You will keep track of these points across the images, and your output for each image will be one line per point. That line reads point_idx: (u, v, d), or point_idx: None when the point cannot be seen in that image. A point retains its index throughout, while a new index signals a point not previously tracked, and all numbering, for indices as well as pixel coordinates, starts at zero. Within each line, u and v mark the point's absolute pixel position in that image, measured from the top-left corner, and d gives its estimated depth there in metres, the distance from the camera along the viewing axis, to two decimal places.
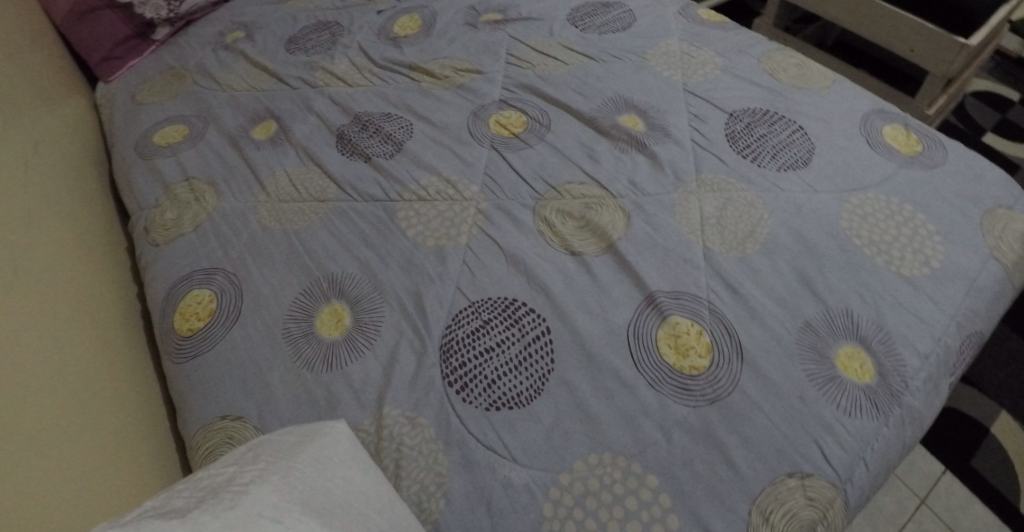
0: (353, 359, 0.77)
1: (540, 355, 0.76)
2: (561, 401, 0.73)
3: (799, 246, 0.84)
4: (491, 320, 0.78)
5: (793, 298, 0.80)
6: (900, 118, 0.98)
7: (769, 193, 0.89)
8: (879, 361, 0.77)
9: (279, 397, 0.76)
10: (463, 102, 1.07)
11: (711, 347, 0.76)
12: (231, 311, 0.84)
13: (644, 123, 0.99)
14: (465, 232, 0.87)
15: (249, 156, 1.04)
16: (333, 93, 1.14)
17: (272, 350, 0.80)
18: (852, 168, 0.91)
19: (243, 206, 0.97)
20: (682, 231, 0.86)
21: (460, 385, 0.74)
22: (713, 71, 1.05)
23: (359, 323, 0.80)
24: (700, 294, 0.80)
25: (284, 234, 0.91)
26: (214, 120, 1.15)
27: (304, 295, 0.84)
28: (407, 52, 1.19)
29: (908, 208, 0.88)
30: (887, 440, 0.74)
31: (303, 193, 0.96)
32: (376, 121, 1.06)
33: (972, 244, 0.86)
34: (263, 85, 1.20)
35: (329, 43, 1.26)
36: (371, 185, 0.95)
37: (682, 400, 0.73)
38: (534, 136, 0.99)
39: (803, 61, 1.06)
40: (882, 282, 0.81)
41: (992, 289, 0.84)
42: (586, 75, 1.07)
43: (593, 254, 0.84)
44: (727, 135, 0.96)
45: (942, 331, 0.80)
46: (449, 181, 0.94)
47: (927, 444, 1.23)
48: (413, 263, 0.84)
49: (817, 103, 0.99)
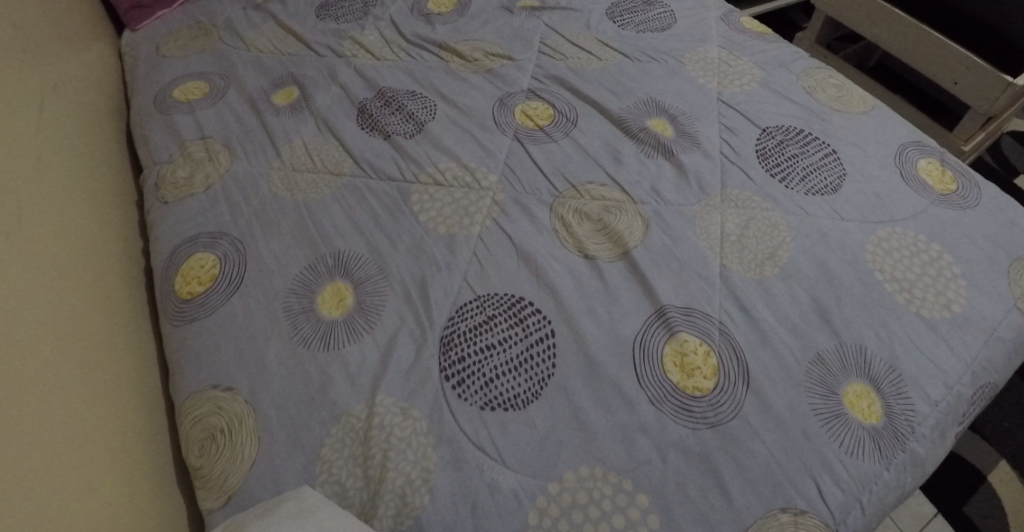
0: (351, 341, 0.75)
1: (541, 358, 0.74)
2: (558, 408, 0.71)
3: (819, 275, 0.82)
4: (495, 316, 0.76)
5: (806, 328, 0.78)
6: (938, 153, 0.95)
7: (794, 216, 0.87)
8: (887, 402, 0.75)
9: (271, 372, 0.75)
10: (490, 88, 1.04)
11: (717, 370, 0.74)
12: (233, 279, 0.83)
13: (674, 129, 0.96)
14: (477, 222, 0.85)
15: (268, 122, 1.02)
16: (359, 64, 1.12)
17: (271, 324, 0.78)
18: (882, 200, 0.89)
19: (257, 172, 0.95)
20: (700, 245, 0.84)
21: (458, 380, 0.72)
22: (750, 83, 1.02)
23: (361, 304, 0.78)
24: (712, 313, 0.78)
25: (295, 206, 0.89)
26: (237, 80, 1.13)
27: (308, 269, 0.82)
28: (439, 30, 1.17)
29: (935, 247, 0.85)
30: (887, 484, 0.72)
31: (318, 164, 0.94)
32: (399, 98, 1.03)
33: (997, 291, 0.83)
34: (289, 49, 1.18)
35: (361, 12, 1.23)
36: (388, 163, 0.93)
37: (682, 420, 0.71)
38: (558, 131, 0.96)
39: (843, 82, 1.02)
40: (899, 321, 0.79)
41: (1014, 341, 0.81)
42: (619, 73, 1.04)
43: (607, 259, 0.82)
44: (758, 151, 0.93)
45: (956, 379, 0.78)
46: (467, 168, 0.91)
47: (926, 490, 1.21)
48: (422, 249, 0.82)
49: (854, 128, 0.96)
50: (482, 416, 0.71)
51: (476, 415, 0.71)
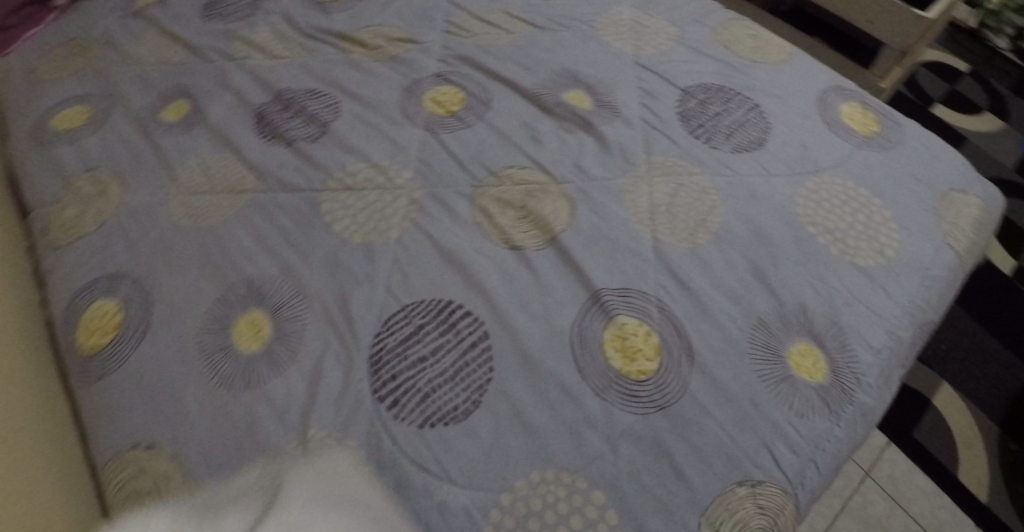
0: (275, 374, 0.72)
1: (477, 364, 0.71)
2: (501, 414, 0.68)
3: (752, 235, 0.79)
4: (424, 325, 0.73)
5: (745, 294, 0.76)
6: (857, 96, 0.95)
7: (722, 177, 0.83)
8: (831, 358, 0.74)
9: (193, 418, 0.71)
10: (396, 76, 0.98)
11: (659, 350, 0.72)
12: (139, 324, 0.79)
13: (592, 99, 0.91)
14: (395, 226, 0.80)
15: (159, 142, 0.98)
16: (254, 67, 1.05)
17: (184, 366, 0.75)
18: (808, 150, 0.87)
19: (150, 199, 0.91)
20: (629, 221, 0.80)
21: (392, 400, 0.69)
22: (666, 42, 0.97)
23: (280, 331, 0.74)
24: (649, 290, 0.75)
25: (196, 233, 0.86)
26: (121, 100, 1.05)
27: (220, 302, 0.78)
28: (337, 19, 1.09)
29: (863, 192, 0.84)
30: (839, 440, 0.72)
31: (216, 183, 0.91)
32: (299, 99, 0.98)
33: (925, 230, 0.83)
34: (176, 58, 1.09)
35: (250, 8, 1.14)
36: (292, 174, 0.88)
37: (629, 408, 0.69)
38: (472, 115, 0.91)
39: (760, 32, 1.00)
40: (835, 273, 0.78)
41: (945, 278, 0.82)
42: (530, 46, 0.98)
43: (535, 249, 0.78)
44: (679, 113, 0.89)
45: (896, 323, 0.77)
46: (379, 167, 0.86)
47: (883, 426, 1.22)
48: (339, 263, 0.78)
49: (773, 78, 0.94)
50: (422, 433, 0.67)
51: (416, 434, 0.67)
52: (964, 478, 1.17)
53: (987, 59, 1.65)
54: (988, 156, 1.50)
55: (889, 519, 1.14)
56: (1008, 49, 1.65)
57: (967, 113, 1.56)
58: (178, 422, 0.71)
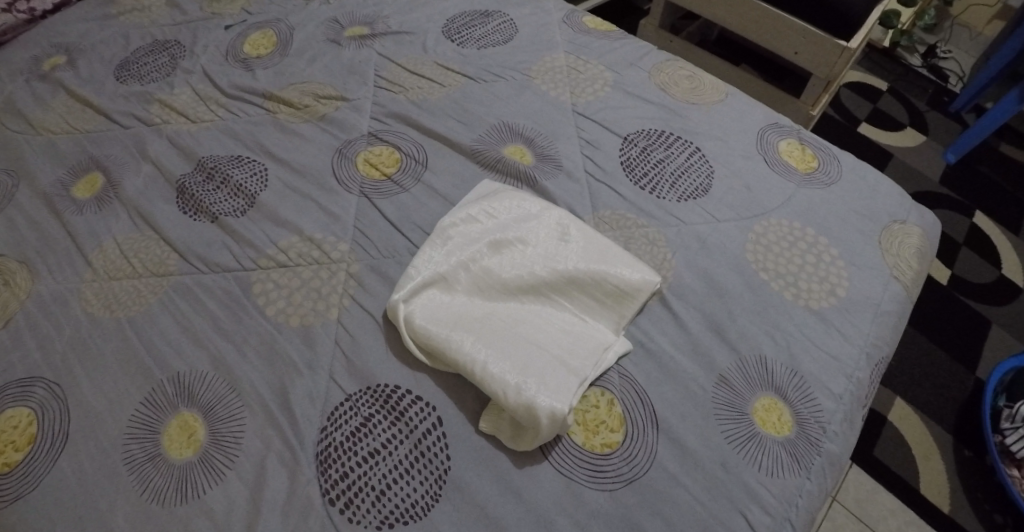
0: (211, 484, 0.70)
1: (433, 452, 0.69)
2: (461, 508, 0.67)
3: (705, 286, 0.78)
4: (372, 416, 0.71)
5: (703, 349, 0.74)
6: (795, 131, 0.93)
7: (670, 227, 0.82)
8: (796, 410, 0.72)
9: (500, 390, 0.68)
10: (328, 138, 0.93)
11: (623, 420, 0.70)
12: (56, 437, 0.74)
13: (532, 153, 0.89)
14: (334, 305, 0.79)
15: (70, 223, 0.90)
16: (173, 133, 0.98)
17: (111, 481, 0.71)
18: (752, 192, 0.85)
19: (67, 290, 0.84)
20: (587, 257, 0.76)
21: (345, 502, 0.67)
22: (603, 88, 0.95)
23: (214, 435, 0.72)
24: (609, 338, 0.73)
25: (118, 327, 0.80)
26: (27, 175, 0.96)
27: (146, 405, 0.75)
28: (260, 76, 1.03)
29: (811, 232, 0.82)
30: (812, 496, 0.69)
31: (137, 266, 0.85)
32: (222, 167, 0.92)
33: (873, 266, 0.81)
34: (89, 125, 1.01)
35: (167, 67, 1.07)
36: (220, 251, 0.85)
37: (594, 486, 0.67)
38: (409, 176, 0.88)
39: (694, 73, 0.99)
40: (790, 320, 0.76)
41: (896, 312, 0.80)
42: (465, 99, 0.95)
43: (491, 308, 0.74)
44: (623, 163, 0.88)
45: (854, 366, 0.75)
46: (313, 240, 0.83)
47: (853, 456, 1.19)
48: (274, 351, 0.76)
49: (713, 119, 0.92)
50: (565, 379, 0.68)
51: (557, 378, 0.68)
52: (926, 493, 1.15)
53: (904, 76, 1.71)
54: (914, 171, 1.54)
55: None
56: (921, 66, 1.72)
57: (890, 130, 1.61)
58: (475, 367, 0.69)
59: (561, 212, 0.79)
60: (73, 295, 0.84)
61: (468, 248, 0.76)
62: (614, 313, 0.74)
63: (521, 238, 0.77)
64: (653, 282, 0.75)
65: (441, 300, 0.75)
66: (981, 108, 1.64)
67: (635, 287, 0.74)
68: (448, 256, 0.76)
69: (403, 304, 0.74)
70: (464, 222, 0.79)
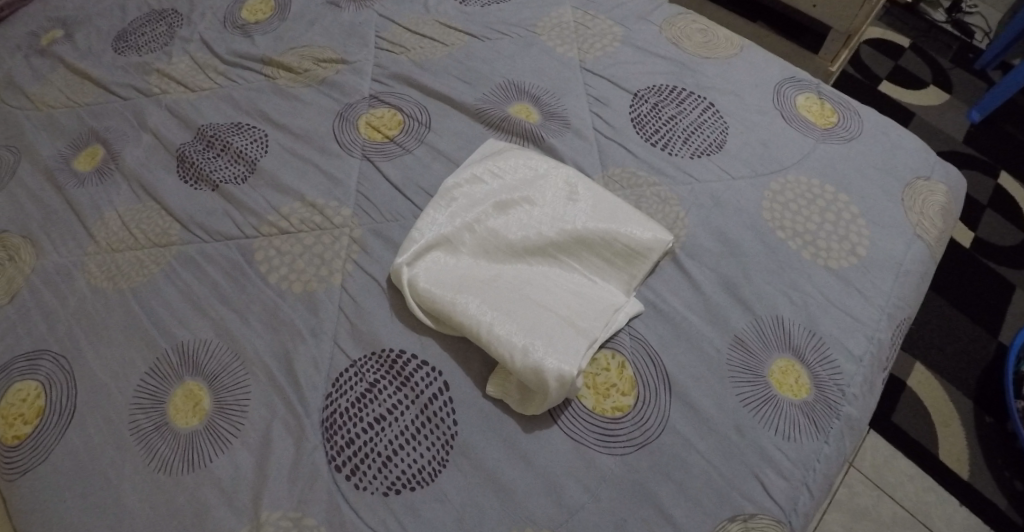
0: (217, 453, 0.69)
1: (440, 417, 0.67)
2: (469, 474, 0.65)
3: (719, 246, 0.75)
4: (378, 381, 0.69)
5: (718, 311, 0.72)
6: (813, 85, 0.89)
7: (683, 185, 0.79)
8: (815, 372, 0.69)
9: (509, 352, 0.66)
10: (328, 102, 0.91)
11: (634, 383, 0.68)
12: (63, 409, 0.74)
13: (539, 112, 0.86)
14: (337, 271, 0.77)
15: (72, 197, 0.88)
16: (173, 102, 0.96)
17: (118, 451, 0.71)
18: (769, 148, 0.82)
19: (70, 264, 0.83)
20: (595, 215, 0.73)
21: (351, 469, 0.66)
22: (613, 44, 0.91)
23: (219, 405, 0.71)
24: (619, 299, 0.71)
25: (122, 299, 0.79)
26: (29, 150, 0.95)
27: (151, 375, 0.74)
28: (259, 41, 1.00)
29: (831, 188, 0.79)
30: (830, 459, 0.67)
31: (140, 237, 0.83)
32: (222, 135, 0.90)
33: (896, 224, 0.78)
34: (88, 98, 0.99)
35: (165, 36, 1.04)
36: (221, 220, 0.83)
37: (605, 450, 0.66)
38: (411, 139, 0.85)
39: (708, 26, 0.94)
40: (809, 279, 0.73)
41: (919, 270, 0.76)
42: (468, 58, 0.92)
43: (498, 269, 0.72)
44: (633, 120, 0.84)
45: (874, 326, 0.72)
46: (315, 206, 0.81)
47: (872, 422, 1.16)
48: (278, 318, 0.75)
49: (728, 74, 0.88)
50: (576, 339, 0.66)
51: (568, 338, 0.66)
52: (945, 458, 1.13)
53: (927, 32, 1.64)
54: (936, 132, 1.49)
55: (877, 507, 1.09)
56: (945, 21, 1.65)
57: (913, 88, 1.55)
58: (483, 329, 0.67)
59: (569, 169, 0.76)
60: (76, 268, 0.82)
61: (472, 209, 0.74)
62: (625, 273, 0.72)
63: (527, 198, 0.74)
64: (665, 241, 0.72)
65: (448, 263, 0.72)
66: (1009, 65, 1.57)
67: (647, 245, 0.72)
68: (452, 218, 0.74)
69: (407, 268, 0.72)
70: (468, 182, 0.76)
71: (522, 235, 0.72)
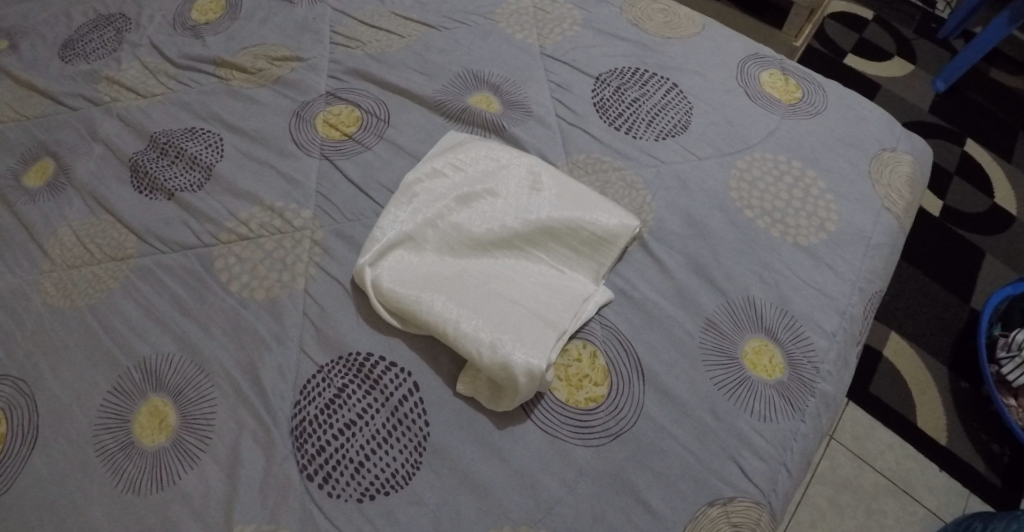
0: (186, 469, 0.67)
1: (411, 419, 0.66)
2: (444, 475, 0.64)
3: (687, 228, 0.74)
4: (347, 386, 0.68)
5: (688, 295, 0.71)
6: (776, 61, 0.88)
7: (649, 169, 0.78)
8: (788, 351, 0.69)
9: (478, 348, 0.64)
10: (284, 101, 0.88)
11: (607, 372, 0.67)
12: (25, 435, 0.71)
13: (500, 101, 0.84)
14: (300, 275, 0.75)
15: (23, 213, 0.85)
16: (123, 110, 0.93)
17: (84, 474, 0.68)
18: (734, 127, 0.81)
19: (24, 284, 0.80)
20: (560, 204, 0.72)
21: (323, 477, 0.65)
22: (572, 28, 0.90)
23: (185, 420, 0.69)
24: (587, 288, 0.70)
25: (80, 316, 0.76)
26: None
27: (114, 393, 0.72)
28: (211, 42, 0.97)
29: (797, 165, 0.78)
30: (806, 437, 0.66)
31: (96, 252, 0.81)
32: (176, 141, 0.87)
33: (863, 197, 0.77)
34: (35, 110, 0.96)
35: (113, 42, 1.01)
36: (179, 230, 0.80)
37: (580, 442, 0.65)
38: (371, 135, 0.83)
39: (668, 6, 0.93)
40: (778, 257, 0.73)
41: (887, 243, 0.76)
42: (426, 49, 0.90)
43: (464, 263, 0.71)
44: (596, 104, 0.83)
45: (845, 301, 0.72)
46: (274, 209, 0.79)
47: (852, 395, 1.17)
48: (241, 327, 0.73)
49: (690, 54, 0.87)
50: (545, 332, 0.65)
51: (537, 331, 0.65)
52: (923, 427, 1.13)
53: (890, 3, 1.64)
54: (902, 102, 1.50)
55: (859, 479, 1.10)
56: None
57: (877, 60, 1.55)
58: (449, 327, 0.66)
59: (532, 158, 0.75)
60: (31, 288, 0.80)
61: (434, 205, 0.72)
62: (593, 262, 0.71)
63: (490, 190, 0.73)
64: (632, 227, 0.71)
65: (412, 261, 0.71)
66: (970, 33, 1.58)
67: (613, 232, 0.71)
68: (414, 215, 0.72)
69: (370, 268, 0.70)
70: (429, 176, 0.74)
71: (486, 228, 0.71)
